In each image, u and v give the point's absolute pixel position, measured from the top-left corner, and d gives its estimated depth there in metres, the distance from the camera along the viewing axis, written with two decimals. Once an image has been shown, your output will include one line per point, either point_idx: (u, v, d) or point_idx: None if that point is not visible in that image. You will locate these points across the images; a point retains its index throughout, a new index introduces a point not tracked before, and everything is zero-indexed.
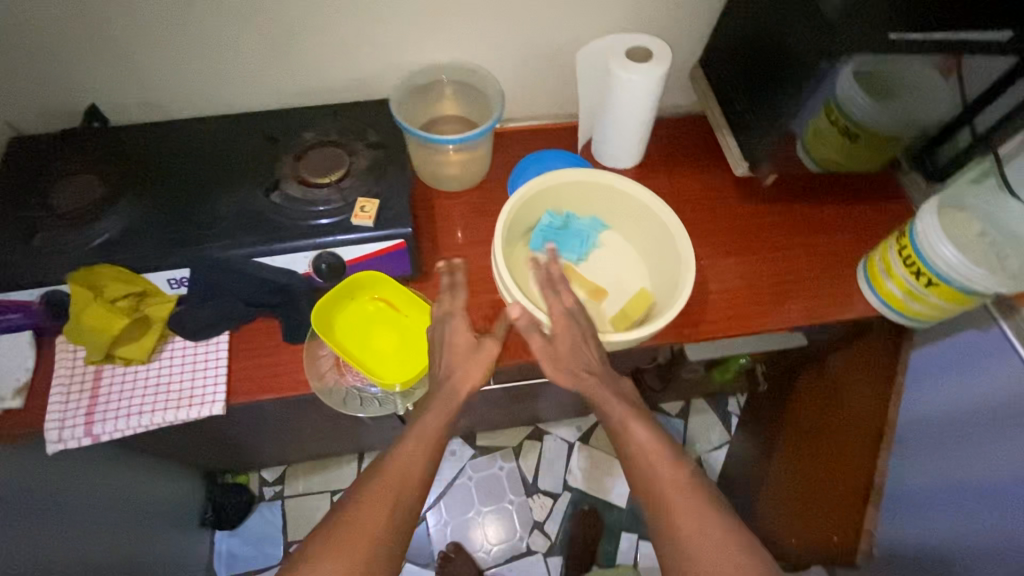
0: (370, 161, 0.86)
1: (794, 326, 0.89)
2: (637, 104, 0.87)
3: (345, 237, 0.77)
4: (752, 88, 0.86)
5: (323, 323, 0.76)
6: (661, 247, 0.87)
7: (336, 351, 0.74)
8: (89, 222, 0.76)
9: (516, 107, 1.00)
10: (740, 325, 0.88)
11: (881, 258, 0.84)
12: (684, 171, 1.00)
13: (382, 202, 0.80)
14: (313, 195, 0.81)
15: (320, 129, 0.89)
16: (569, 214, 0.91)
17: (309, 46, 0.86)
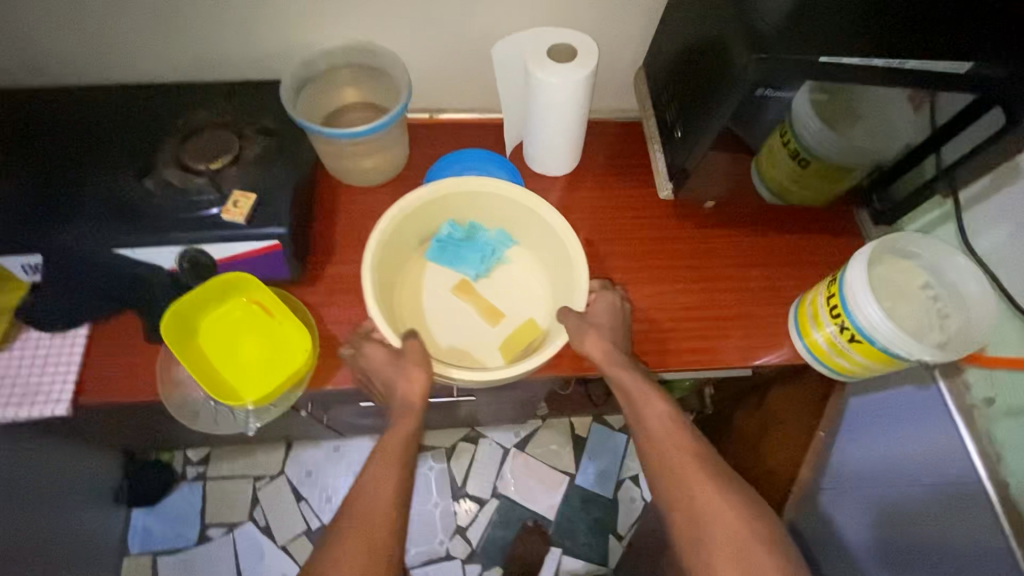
0: (261, 149, 0.78)
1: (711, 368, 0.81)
2: (561, 107, 0.78)
3: (212, 234, 0.71)
4: (685, 101, 0.77)
5: (177, 328, 0.70)
6: (560, 273, 0.81)
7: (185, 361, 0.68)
8: None
9: (442, 99, 0.91)
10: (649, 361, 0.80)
11: (810, 304, 0.75)
12: (618, 184, 0.91)
13: (262, 198, 0.73)
14: (189, 183, 0.74)
15: (213, 109, 0.81)
16: (473, 224, 0.85)
17: (201, 17, 0.77)
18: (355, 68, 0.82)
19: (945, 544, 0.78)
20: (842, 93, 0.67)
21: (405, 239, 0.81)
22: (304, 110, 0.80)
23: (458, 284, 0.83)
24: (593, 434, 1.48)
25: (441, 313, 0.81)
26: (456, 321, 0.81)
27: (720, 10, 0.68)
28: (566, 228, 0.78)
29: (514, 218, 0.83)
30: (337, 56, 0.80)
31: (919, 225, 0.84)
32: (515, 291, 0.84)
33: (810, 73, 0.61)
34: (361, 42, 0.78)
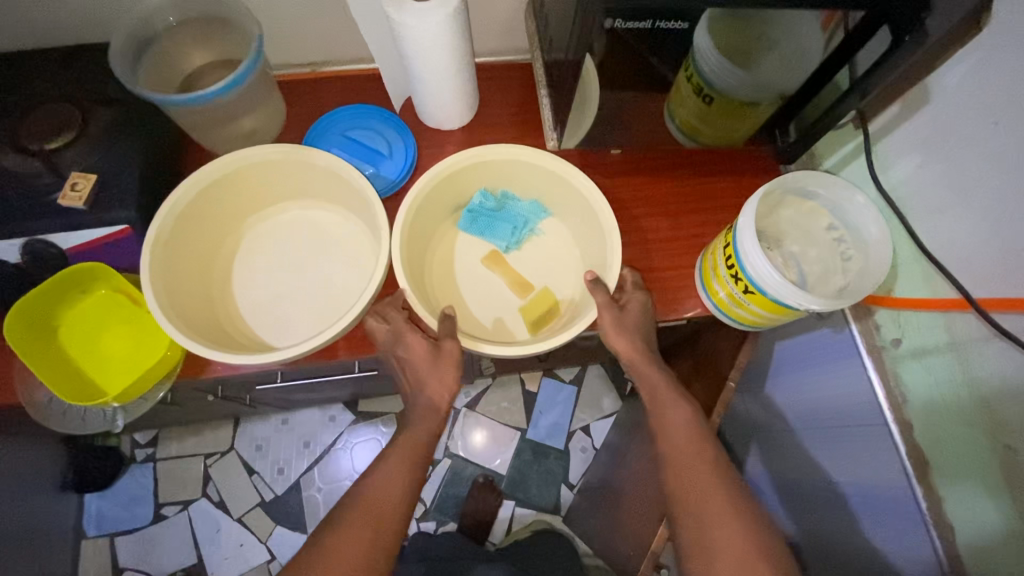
0: (105, 123, 0.71)
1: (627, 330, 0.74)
2: (430, 54, 0.70)
3: (49, 223, 0.64)
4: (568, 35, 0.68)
5: (23, 336, 0.64)
6: (594, 252, 0.75)
7: (39, 371, 0.63)
8: None
9: (321, 50, 0.84)
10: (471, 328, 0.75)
11: (711, 257, 0.72)
12: (516, 134, 0.84)
13: (104, 178, 0.67)
14: (25, 167, 0.67)
15: (51, 79, 0.73)
16: (505, 194, 0.79)
17: None
18: (203, 22, 0.73)
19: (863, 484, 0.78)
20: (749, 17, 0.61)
21: (435, 210, 0.76)
22: (149, 74, 0.72)
23: (488, 254, 0.79)
24: (543, 387, 1.48)
25: (477, 287, 0.78)
26: (487, 296, 0.77)
27: None
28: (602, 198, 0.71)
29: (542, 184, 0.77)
30: (178, 8, 0.71)
31: (835, 159, 0.78)
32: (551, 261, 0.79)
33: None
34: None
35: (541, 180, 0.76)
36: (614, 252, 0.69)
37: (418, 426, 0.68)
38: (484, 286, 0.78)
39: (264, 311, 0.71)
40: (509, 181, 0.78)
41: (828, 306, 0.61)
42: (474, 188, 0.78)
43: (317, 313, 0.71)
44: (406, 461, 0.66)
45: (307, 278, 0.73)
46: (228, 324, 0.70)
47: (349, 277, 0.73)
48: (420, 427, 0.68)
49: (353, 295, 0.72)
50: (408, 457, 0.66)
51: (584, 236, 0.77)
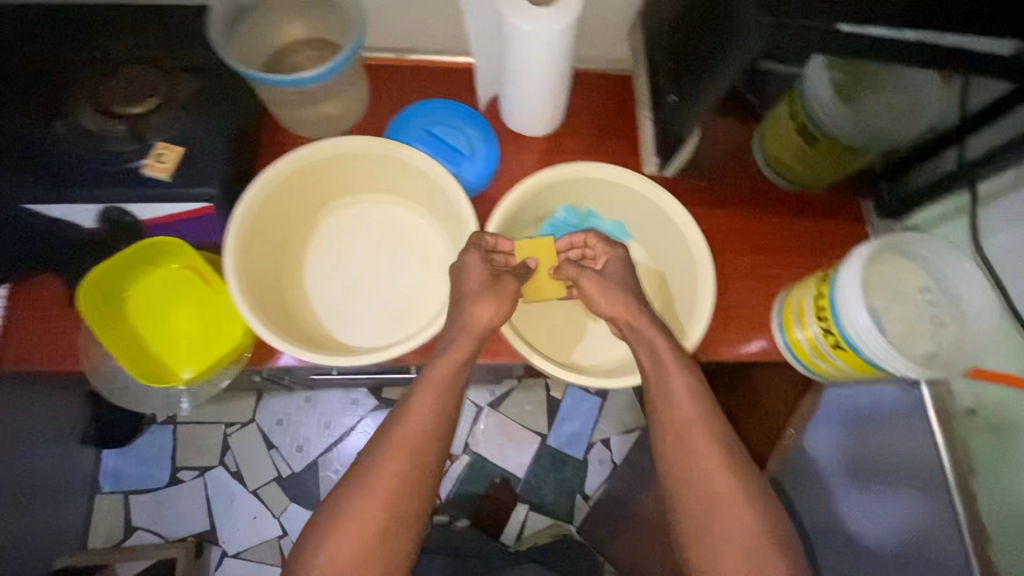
0: (192, 91, 0.68)
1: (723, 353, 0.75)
2: (536, 60, 0.67)
3: (129, 191, 0.63)
4: (686, 61, 0.65)
5: (97, 311, 0.63)
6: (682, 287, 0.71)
7: (111, 350, 0.62)
8: None
9: (409, 36, 0.81)
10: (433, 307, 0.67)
11: (797, 301, 0.70)
12: (600, 146, 0.81)
13: (189, 152, 0.65)
14: (107, 129, 0.65)
15: (135, 38, 0.70)
16: (589, 212, 0.75)
17: None
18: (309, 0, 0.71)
19: None
20: (859, 63, 0.61)
21: (520, 220, 0.73)
22: (241, 45, 0.70)
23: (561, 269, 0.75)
24: (568, 395, 1.47)
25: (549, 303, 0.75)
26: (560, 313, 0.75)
27: None
28: (692, 226, 0.68)
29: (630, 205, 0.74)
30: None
31: (929, 216, 0.76)
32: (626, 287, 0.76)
33: (825, 45, 0.49)
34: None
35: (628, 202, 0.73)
36: (708, 296, 0.66)
37: (454, 351, 0.62)
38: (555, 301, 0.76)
39: (337, 306, 0.70)
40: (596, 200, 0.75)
41: (923, 375, 0.60)
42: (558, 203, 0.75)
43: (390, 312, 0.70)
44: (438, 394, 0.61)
45: (378, 275, 0.71)
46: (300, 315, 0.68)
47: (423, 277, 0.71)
48: (451, 361, 0.61)
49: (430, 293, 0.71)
50: (440, 393, 0.60)
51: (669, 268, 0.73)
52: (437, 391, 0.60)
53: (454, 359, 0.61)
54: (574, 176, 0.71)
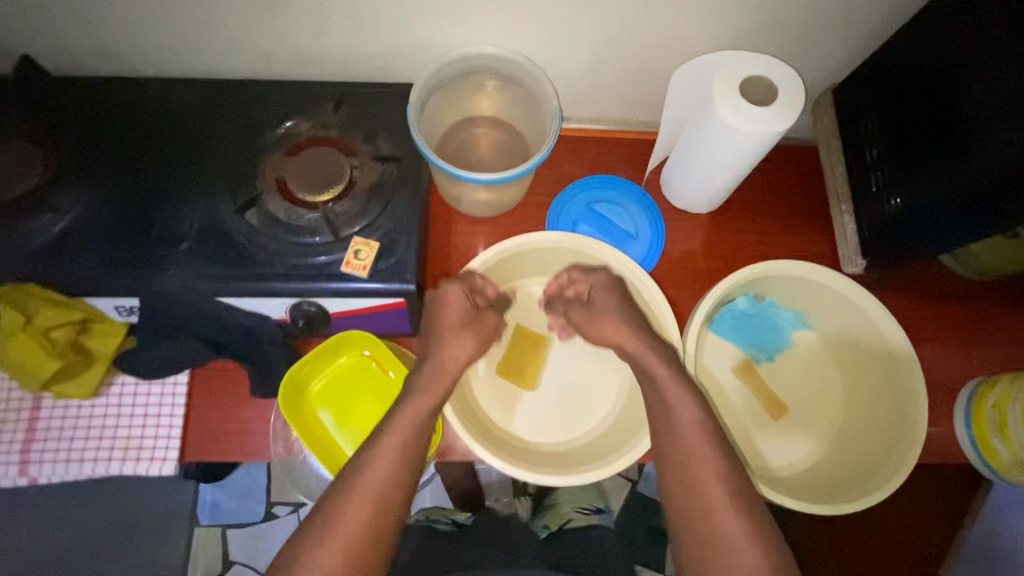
0: (380, 178, 0.66)
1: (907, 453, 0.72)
2: (740, 154, 0.63)
3: (327, 287, 0.61)
4: (906, 164, 0.61)
5: (293, 406, 0.63)
6: (877, 396, 0.68)
7: (308, 445, 0.63)
8: (33, 216, 0.62)
9: (575, 107, 0.79)
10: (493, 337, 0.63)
11: (1001, 408, 0.68)
12: (771, 225, 0.78)
13: (384, 245, 0.63)
14: (297, 219, 0.64)
15: (318, 119, 0.69)
16: (772, 303, 0.72)
17: (314, 9, 0.64)
18: (501, 79, 0.71)
19: None
20: None
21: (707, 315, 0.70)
22: (426, 124, 0.70)
23: (741, 363, 0.72)
24: None
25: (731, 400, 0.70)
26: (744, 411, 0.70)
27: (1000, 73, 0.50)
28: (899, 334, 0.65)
29: (822, 304, 0.71)
30: (483, 62, 0.68)
31: None
32: (811, 388, 0.71)
33: None
34: (516, 57, 0.66)
35: (820, 302, 0.70)
36: (920, 408, 0.62)
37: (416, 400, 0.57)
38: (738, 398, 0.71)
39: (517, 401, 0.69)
40: (783, 293, 0.71)
41: None
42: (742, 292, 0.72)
43: (564, 411, 0.69)
44: (399, 456, 0.54)
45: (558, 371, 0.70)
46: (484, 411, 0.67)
47: (605, 375, 0.70)
48: (419, 407, 0.56)
49: (608, 393, 0.70)
50: (405, 445, 0.54)
51: (859, 374, 0.70)
52: (403, 439, 0.54)
53: (427, 403, 0.57)
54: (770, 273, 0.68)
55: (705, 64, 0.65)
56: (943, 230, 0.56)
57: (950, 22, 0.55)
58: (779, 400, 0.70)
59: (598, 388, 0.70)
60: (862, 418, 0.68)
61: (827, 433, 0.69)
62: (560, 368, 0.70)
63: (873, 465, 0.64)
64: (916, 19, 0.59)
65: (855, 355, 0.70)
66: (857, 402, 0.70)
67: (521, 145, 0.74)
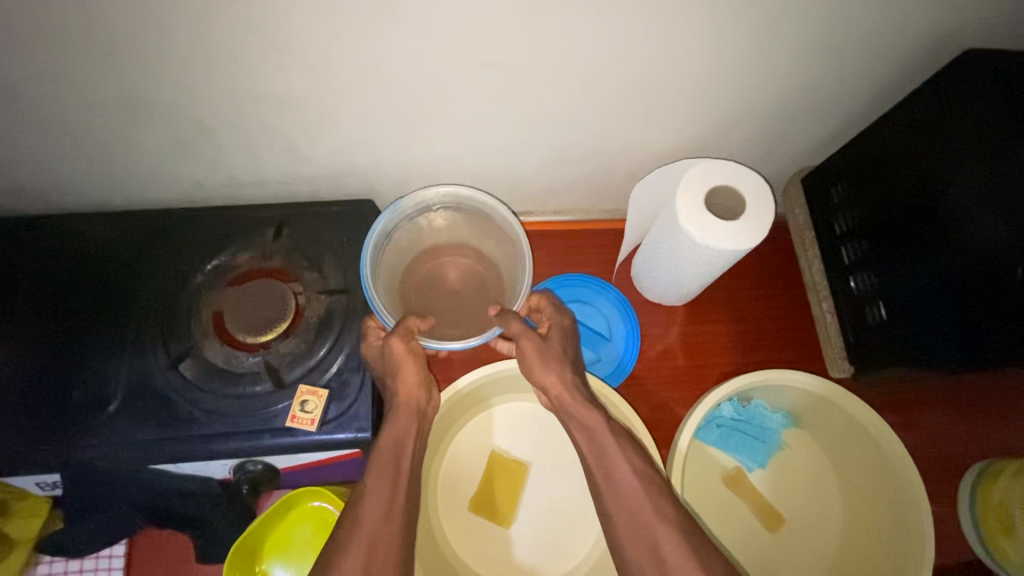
0: (328, 310, 0.61)
1: None
2: (714, 266, 0.60)
3: (273, 444, 0.56)
4: (883, 267, 0.59)
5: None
6: (877, 527, 0.62)
7: None
8: None
9: (536, 204, 0.75)
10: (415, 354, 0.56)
11: (1000, 504, 0.63)
12: (753, 315, 0.74)
13: (336, 388, 0.58)
14: (238, 366, 0.58)
15: (260, 248, 0.64)
16: (758, 405, 0.67)
17: (243, 138, 0.59)
18: (463, 214, 0.67)
19: None
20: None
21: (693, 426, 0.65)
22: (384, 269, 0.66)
23: (731, 472, 0.67)
24: None
25: (721, 516, 0.65)
26: (736, 526, 0.65)
27: (969, 187, 0.49)
28: (896, 446, 0.60)
29: (809, 404, 0.66)
30: (443, 201, 0.65)
31: None
32: (806, 495, 0.67)
33: None
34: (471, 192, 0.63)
35: (813, 407, 0.66)
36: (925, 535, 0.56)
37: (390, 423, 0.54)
38: (729, 512, 0.66)
39: (491, 540, 0.63)
40: (767, 394, 0.66)
41: None
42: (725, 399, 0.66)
43: (547, 549, 0.63)
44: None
45: (536, 501, 0.64)
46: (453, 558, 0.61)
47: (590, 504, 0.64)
48: (391, 434, 0.53)
49: (585, 537, 0.63)
50: (389, 478, 0.50)
51: (858, 498, 0.65)
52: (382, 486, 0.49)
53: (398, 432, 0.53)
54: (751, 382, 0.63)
55: (677, 168, 0.62)
56: (932, 331, 0.53)
57: (917, 110, 0.54)
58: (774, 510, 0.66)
59: (582, 519, 0.64)
60: (863, 536, 0.63)
61: (820, 556, 0.64)
62: (537, 502, 0.65)
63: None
64: (880, 118, 0.58)
65: (849, 464, 0.66)
66: (853, 516, 0.65)
67: (494, 279, 0.69)
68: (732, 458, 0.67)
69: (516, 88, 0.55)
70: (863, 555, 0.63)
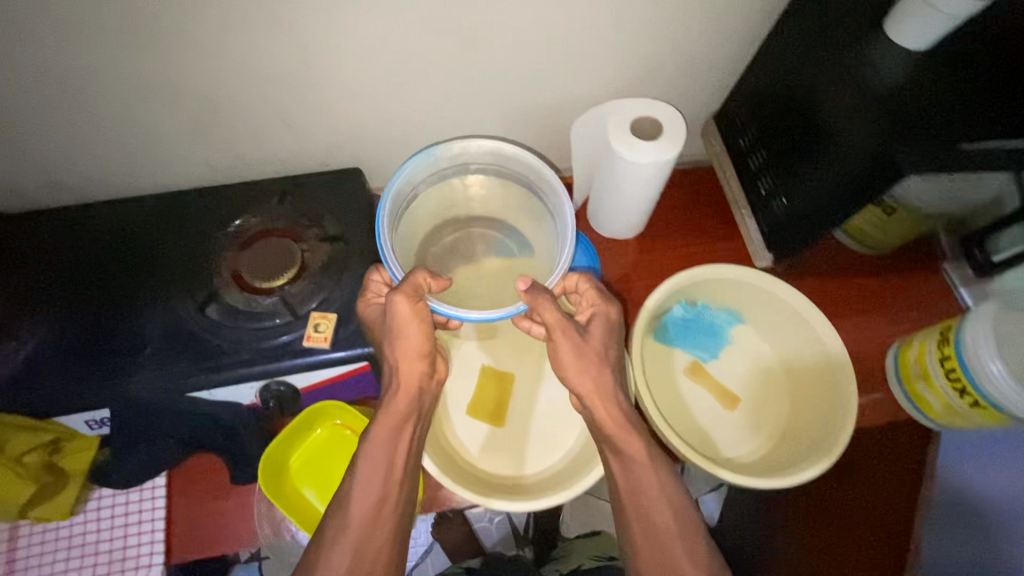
0: (329, 255, 0.72)
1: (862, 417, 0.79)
2: (646, 183, 0.72)
3: (293, 363, 0.65)
4: (781, 167, 0.72)
5: (274, 484, 0.65)
6: (814, 391, 0.73)
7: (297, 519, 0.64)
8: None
9: None
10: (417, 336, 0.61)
11: (917, 362, 0.75)
12: (694, 239, 0.87)
13: (342, 314, 0.67)
14: (256, 306, 0.68)
15: (267, 213, 0.75)
16: (703, 305, 0.79)
17: (249, 117, 0.71)
18: (493, 171, 0.76)
19: None
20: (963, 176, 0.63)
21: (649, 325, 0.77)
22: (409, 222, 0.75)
23: (689, 364, 0.78)
24: None
25: (684, 401, 0.76)
26: (698, 408, 0.76)
27: (827, 83, 0.63)
28: (818, 314, 0.72)
29: (745, 297, 0.78)
30: (481, 158, 0.74)
31: None
32: (754, 376, 0.78)
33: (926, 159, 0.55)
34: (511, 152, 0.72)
35: (747, 299, 0.78)
36: (852, 391, 0.68)
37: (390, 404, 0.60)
38: (690, 396, 0.76)
39: (488, 440, 0.73)
40: (709, 293, 0.78)
41: None
42: (674, 300, 0.79)
43: (538, 440, 0.73)
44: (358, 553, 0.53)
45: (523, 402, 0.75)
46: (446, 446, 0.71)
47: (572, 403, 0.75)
48: (388, 414, 0.59)
49: (571, 429, 0.73)
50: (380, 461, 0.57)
51: (798, 373, 0.76)
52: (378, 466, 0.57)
53: (397, 413, 0.60)
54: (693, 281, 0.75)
55: (596, 112, 0.73)
56: (829, 205, 0.66)
57: (783, 38, 0.69)
58: (729, 391, 0.77)
59: (566, 414, 0.74)
60: (803, 398, 0.74)
61: (766, 423, 0.75)
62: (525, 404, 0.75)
63: (810, 446, 0.69)
64: (759, 49, 0.73)
65: (785, 342, 0.77)
66: (793, 385, 0.76)
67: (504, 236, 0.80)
68: (689, 353, 0.79)
69: (470, 53, 0.69)
70: (804, 415, 0.73)
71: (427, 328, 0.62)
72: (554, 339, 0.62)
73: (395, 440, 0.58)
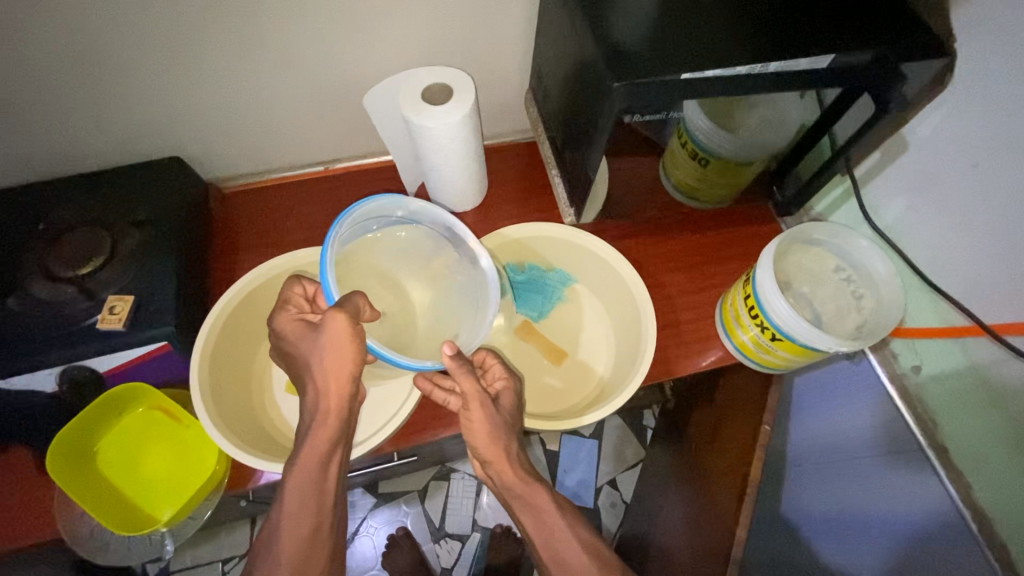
0: (138, 241, 0.72)
1: (694, 366, 0.79)
2: (447, 150, 0.73)
3: (87, 348, 0.65)
4: (568, 122, 0.73)
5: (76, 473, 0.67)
6: (624, 313, 0.80)
7: (101, 503, 0.68)
8: None
9: (336, 147, 0.90)
10: (353, 359, 0.61)
11: (732, 307, 0.75)
12: (528, 205, 0.88)
13: (141, 296, 0.68)
14: (57, 295, 0.67)
15: (80, 206, 0.75)
16: (531, 266, 0.84)
17: (51, 114, 0.71)
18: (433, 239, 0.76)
19: (891, 508, 0.78)
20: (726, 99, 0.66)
21: None
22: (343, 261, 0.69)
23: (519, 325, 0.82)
24: (566, 445, 1.41)
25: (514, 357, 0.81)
26: (525, 362, 0.81)
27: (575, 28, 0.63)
28: (623, 263, 0.78)
29: (566, 254, 0.83)
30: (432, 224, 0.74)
31: (825, 204, 0.85)
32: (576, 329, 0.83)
33: (657, 91, 0.56)
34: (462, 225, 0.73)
35: (567, 257, 0.83)
36: (648, 308, 0.75)
37: (320, 427, 0.60)
38: (518, 352, 0.81)
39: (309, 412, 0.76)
40: (533, 254, 0.83)
41: (851, 347, 0.65)
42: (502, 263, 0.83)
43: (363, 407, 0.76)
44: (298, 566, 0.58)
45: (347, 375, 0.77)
46: (270, 423, 0.75)
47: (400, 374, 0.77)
48: (315, 437, 0.60)
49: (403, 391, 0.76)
50: (311, 481, 0.59)
51: (608, 301, 0.83)
52: (308, 488, 0.59)
53: (325, 435, 0.60)
54: (512, 241, 0.81)
55: (388, 83, 0.75)
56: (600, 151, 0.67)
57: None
58: (554, 345, 0.82)
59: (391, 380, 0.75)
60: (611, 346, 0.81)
61: (597, 361, 0.81)
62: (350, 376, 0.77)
63: (630, 359, 0.76)
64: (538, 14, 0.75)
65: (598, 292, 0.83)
66: (604, 334, 0.82)
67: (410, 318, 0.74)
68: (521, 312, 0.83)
69: (260, 36, 0.69)
70: (612, 360, 0.80)
71: (361, 351, 0.61)
72: (471, 410, 0.66)
73: (323, 471, 0.60)
